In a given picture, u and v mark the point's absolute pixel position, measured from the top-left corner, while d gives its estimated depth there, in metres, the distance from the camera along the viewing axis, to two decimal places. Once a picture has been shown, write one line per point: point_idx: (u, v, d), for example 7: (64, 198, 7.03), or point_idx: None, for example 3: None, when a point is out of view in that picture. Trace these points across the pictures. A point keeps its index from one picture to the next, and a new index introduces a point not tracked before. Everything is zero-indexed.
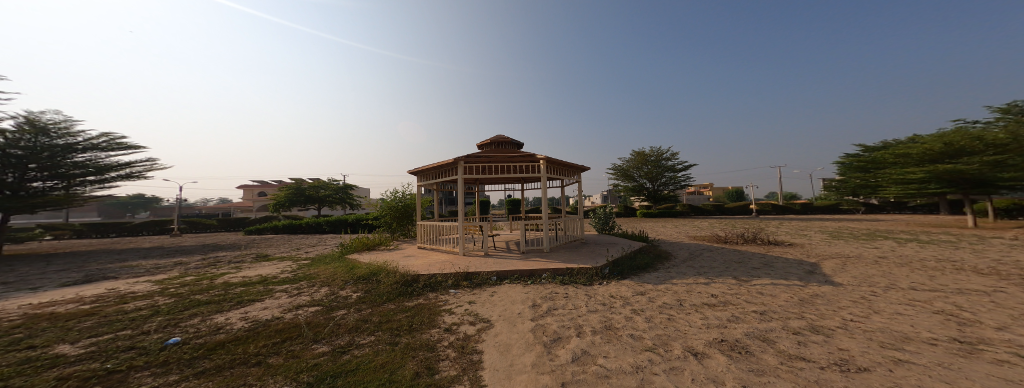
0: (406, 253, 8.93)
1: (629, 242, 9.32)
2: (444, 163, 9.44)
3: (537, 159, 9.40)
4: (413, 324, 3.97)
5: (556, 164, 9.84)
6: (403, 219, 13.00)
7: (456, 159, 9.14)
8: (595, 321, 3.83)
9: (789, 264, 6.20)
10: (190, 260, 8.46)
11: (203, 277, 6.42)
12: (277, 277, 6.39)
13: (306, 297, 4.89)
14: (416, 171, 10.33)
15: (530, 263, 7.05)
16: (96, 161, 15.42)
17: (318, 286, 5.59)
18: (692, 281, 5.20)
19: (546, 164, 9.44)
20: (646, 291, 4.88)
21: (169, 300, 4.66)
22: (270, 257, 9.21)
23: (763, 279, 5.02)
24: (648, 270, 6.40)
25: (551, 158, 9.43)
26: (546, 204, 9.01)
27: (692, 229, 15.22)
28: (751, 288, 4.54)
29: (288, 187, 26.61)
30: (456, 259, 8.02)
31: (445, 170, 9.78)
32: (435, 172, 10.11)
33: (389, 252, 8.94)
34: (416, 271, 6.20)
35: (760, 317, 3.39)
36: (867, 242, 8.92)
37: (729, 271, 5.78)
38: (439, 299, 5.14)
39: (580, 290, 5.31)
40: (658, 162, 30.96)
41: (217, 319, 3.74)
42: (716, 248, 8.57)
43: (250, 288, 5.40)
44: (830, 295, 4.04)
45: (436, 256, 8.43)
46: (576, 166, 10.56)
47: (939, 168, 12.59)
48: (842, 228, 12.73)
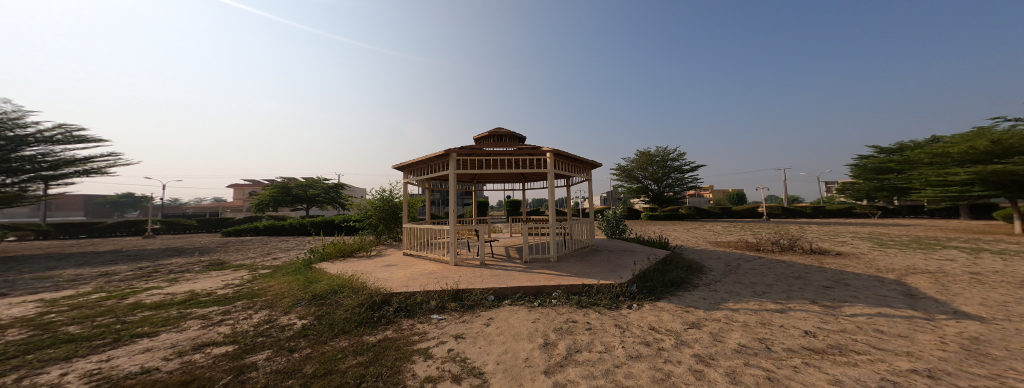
0: (386, 261, 7.51)
1: (650, 249, 7.96)
2: (433, 157, 8.01)
3: (543, 152, 8.03)
4: (364, 381, 2.57)
5: (565, 159, 8.49)
6: (389, 222, 11.56)
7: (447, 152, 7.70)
8: (648, 382, 2.45)
9: (869, 282, 4.83)
10: (124, 269, 7.02)
11: (115, 294, 4.98)
12: (211, 295, 4.96)
13: (226, 328, 3.50)
14: (402, 166, 8.89)
15: (536, 277, 5.70)
16: (49, 156, 14.06)
17: (253, 309, 4.17)
18: (760, 307, 3.83)
19: (553, 158, 8.04)
20: (702, 323, 3.51)
21: (20, 336, 3.23)
22: (226, 265, 7.79)
23: (860, 306, 3.64)
24: (686, 288, 5.03)
25: (560, 152, 8.05)
26: (554, 205, 7.64)
27: (708, 234, 13.88)
28: (857, 321, 3.17)
29: (274, 186, 24.97)
30: (445, 269, 6.61)
31: (435, 165, 8.34)
32: (423, 167, 8.65)
33: (367, 260, 7.52)
34: (391, 289, 4.82)
35: (936, 384, 2.01)
36: (931, 252, 7.56)
37: (799, 291, 4.40)
38: (415, 331, 3.76)
39: (606, 320, 3.94)
40: (665, 163, 29.73)
41: (41, 379, 2.33)
42: (755, 258, 7.19)
43: (159, 312, 3.99)
44: (997, 338, 2.66)
45: (421, 266, 7.05)
46: (586, 163, 9.20)
47: (987, 167, 11.34)
48: (879, 234, 11.47)
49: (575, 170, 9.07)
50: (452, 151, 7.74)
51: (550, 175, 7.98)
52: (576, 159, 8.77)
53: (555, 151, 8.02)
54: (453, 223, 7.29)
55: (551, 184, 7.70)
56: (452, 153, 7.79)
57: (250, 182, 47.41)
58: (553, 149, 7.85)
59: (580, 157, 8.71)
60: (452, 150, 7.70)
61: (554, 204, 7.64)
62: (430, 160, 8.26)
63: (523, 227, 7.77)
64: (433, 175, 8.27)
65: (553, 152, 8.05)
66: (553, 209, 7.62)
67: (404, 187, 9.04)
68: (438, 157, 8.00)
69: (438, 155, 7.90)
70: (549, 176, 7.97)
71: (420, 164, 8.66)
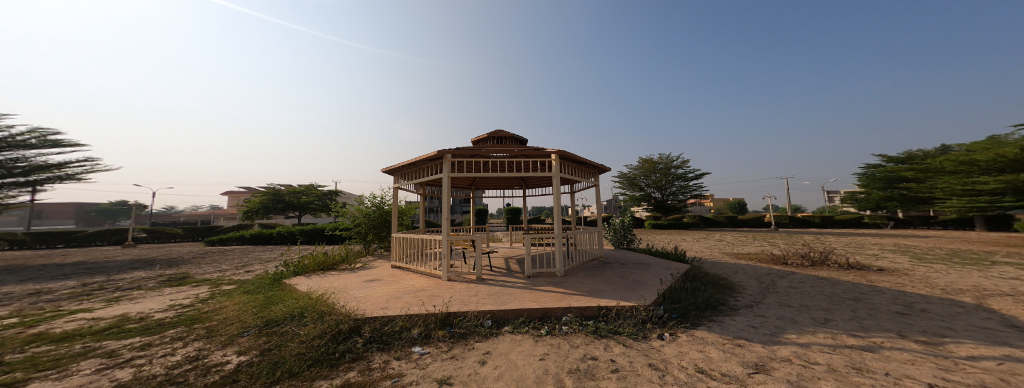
0: (369, 275, 6.63)
1: (668, 263, 7.06)
2: (425, 159, 7.15)
3: (547, 153, 7.21)
4: None
5: (572, 162, 7.70)
6: (379, 231, 10.68)
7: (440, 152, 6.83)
8: None
9: (948, 307, 3.96)
10: (66, 286, 6.12)
11: (28, 320, 4.08)
12: (144, 320, 4.06)
13: (129, 371, 2.60)
14: (391, 170, 8.01)
15: (541, 297, 4.83)
16: (21, 161, 13.17)
17: (184, 341, 3.28)
18: (835, 339, 2.95)
19: (558, 161, 7.24)
20: (767, 363, 2.63)
21: None
22: (187, 280, 6.87)
23: (970, 343, 2.77)
24: (724, 308, 4.15)
25: (567, 153, 7.23)
26: (560, 212, 6.80)
27: (722, 244, 13.02)
28: (992, 371, 2.29)
29: (265, 193, 23.99)
30: (435, 286, 5.72)
31: (427, 168, 7.47)
32: (414, 171, 7.79)
33: (348, 274, 6.63)
34: (365, 313, 3.93)
35: None
36: (985, 268, 6.70)
37: (871, 318, 3.54)
38: (386, 373, 2.86)
39: (635, 357, 3.06)
40: (668, 171, 29.06)
41: None
42: (789, 274, 6.32)
43: (57, 347, 3.09)
44: None
45: (409, 282, 6.16)
46: (594, 166, 8.39)
47: (1021, 176, 10.62)
48: (909, 247, 10.66)
49: (583, 175, 8.25)
50: (445, 151, 6.88)
51: (556, 179, 7.14)
52: (583, 162, 7.96)
53: (561, 153, 7.20)
54: (446, 233, 6.42)
55: (557, 189, 6.87)
56: (446, 154, 6.95)
57: (243, 189, 46.40)
58: (558, 150, 7.03)
59: (588, 160, 7.90)
60: (446, 150, 6.83)
61: (561, 212, 6.79)
62: (422, 162, 7.40)
63: (525, 238, 6.89)
64: (425, 179, 7.37)
65: (558, 154, 7.23)
66: (560, 217, 6.76)
67: (394, 193, 8.16)
68: (431, 158, 7.14)
69: (430, 157, 7.04)
70: (554, 180, 7.13)
71: (411, 167, 7.79)
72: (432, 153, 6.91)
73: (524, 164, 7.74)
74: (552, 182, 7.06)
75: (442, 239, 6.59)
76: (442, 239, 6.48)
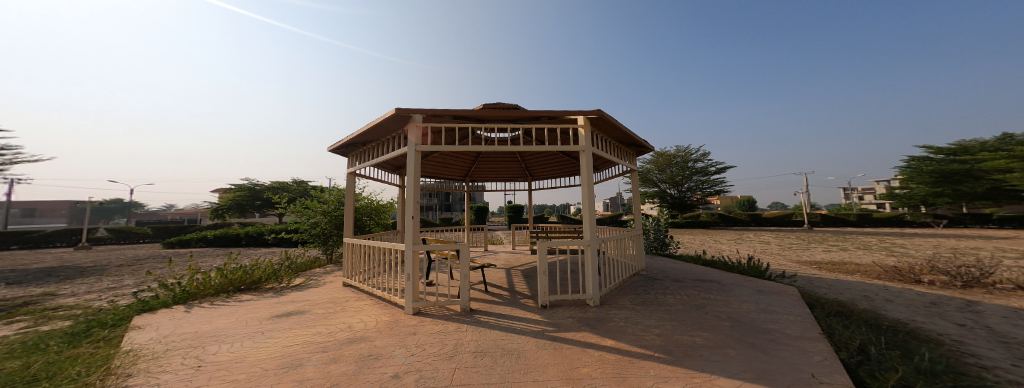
0: (292, 304, 4.22)
1: (758, 283, 4.59)
2: (380, 125, 4.42)
3: (573, 115, 4.54)
4: None
5: (607, 132, 5.13)
6: (339, 229, 8.20)
7: (399, 112, 4.08)
8: None
9: None
10: None
11: None
12: None
13: None
14: (338, 147, 5.32)
15: (582, 372, 2.39)
16: None
17: None
18: None
19: (590, 129, 4.67)
20: None
21: None
22: (23, 309, 4.52)
23: None
24: None
25: (605, 117, 4.59)
26: (591, 206, 4.38)
27: (777, 249, 10.56)
28: None
29: (241, 188, 21.66)
30: (386, 332, 3.31)
31: (387, 141, 4.79)
32: (371, 146, 5.13)
33: (258, 303, 4.22)
34: None
35: None
36: None
37: None
38: None
39: None
40: (686, 164, 26.52)
41: None
42: (975, 307, 3.86)
43: None
44: None
45: (349, 318, 3.77)
46: (638, 143, 5.75)
47: None
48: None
49: (619, 155, 5.70)
50: (410, 109, 4.14)
51: (585, 155, 4.59)
52: (625, 135, 5.35)
53: (598, 115, 4.50)
54: (411, 240, 3.93)
55: (587, 171, 4.38)
56: (411, 114, 4.24)
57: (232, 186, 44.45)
58: (595, 110, 4.35)
59: (633, 132, 5.28)
60: (409, 108, 4.09)
61: (593, 206, 4.30)
62: (378, 132, 4.71)
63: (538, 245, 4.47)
64: (385, 158, 4.73)
65: (593, 116, 4.55)
66: (593, 213, 4.28)
67: (349, 181, 5.60)
68: (389, 123, 4.43)
69: (387, 121, 4.30)
70: (585, 157, 4.56)
71: (365, 141, 5.10)
72: (387, 115, 4.18)
73: (535, 133, 5.13)
74: (579, 158, 4.53)
75: (405, 248, 4.09)
76: (405, 250, 4.00)
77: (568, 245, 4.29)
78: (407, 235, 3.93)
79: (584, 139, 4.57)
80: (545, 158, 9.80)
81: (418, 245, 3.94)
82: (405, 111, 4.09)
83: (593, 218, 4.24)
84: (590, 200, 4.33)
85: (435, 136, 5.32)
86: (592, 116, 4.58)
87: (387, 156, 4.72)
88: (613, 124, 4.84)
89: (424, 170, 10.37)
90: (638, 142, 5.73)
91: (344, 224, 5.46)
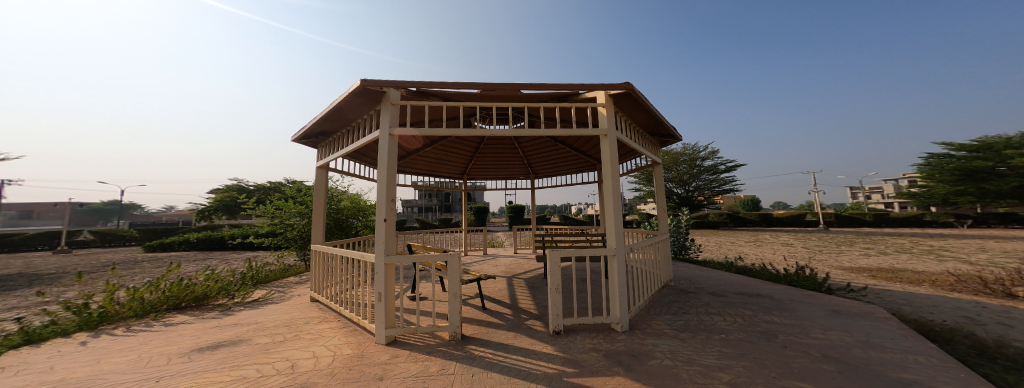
0: (233, 328, 3.27)
1: (828, 303, 3.61)
2: (345, 102, 3.39)
3: (593, 89, 3.51)
4: None
5: (631, 113, 4.13)
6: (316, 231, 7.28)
7: (366, 85, 3.05)
8: None
9: None
10: None
11: None
12: None
13: None
14: (302, 134, 4.33)
15: None
16: None
17: None
18: None
19: (612, 108, 3.66)
20: None
21: None
22: None
23: None
24: None
25: (634, 94, 3.58)
26: (619, 203, 3.37)
27: (804, 252, 9.61)
28: None
29: (230, 189, 20.81)
30: (341, 377, 2.35)
31: (360, 125, 3.79)
32: (342, 132, 4.14)
33: (188, 328, 3.27)
34: None
35: None
36: None
37: None
38: None
39: None
40: (694, 163, 25.54)
41: None
42: None
43: None
44: None
45: (299, 349, 2.82)
46: (665, 131, 4.77)
47: None
48: None
49: (643, 144, 4.73)
50: (379, 81, 3.10)
51: (608, 141, 3.58)
52: (654, 120, 4.36)
53: (626, 91, 3.50)
54: (382, 252, 2.95)
55: (611, 160, 3.41)
56: (383, 88, 3.21)
57: None
58: (624, 82, 3.34)
59: (662, 116, 4.29)
60: (378, 79, 3.05)
61: (620, 205, 3.31)
62: (345, 112, 3.70)
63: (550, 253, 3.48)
64: (358, 146, 3.73)
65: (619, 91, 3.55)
66: (620, 214, 3.30)
67: (319, 177, 4.61)
68: (356, 100, 3.40)
69: (353, 96, 3.28)
70: (608, 143, 3.55)
71: (334, 125, 4.08)
72: (350, 89, 3.17)
73: (544, 114, 4.13)
74: (600, 145, 3.56)
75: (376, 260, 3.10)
76: (373, 264, 3.01)
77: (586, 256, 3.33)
78: (377, 244, 2.94)
79: (607, 121, 3.59)
80: (550, 153, 8.86)
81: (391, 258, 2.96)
82: (373, 84, 3.06)
83: (620, 220, 3.28)
84: (616, 197, 3.34)
85: (421, 118, 4.30)
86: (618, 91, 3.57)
87: (359, 143, 3.73)
88: (642, 103, 3.84)
89: (416, 167, 9.45)
90: (666, 128, 4.73)
91: (311, 227, 4.49)
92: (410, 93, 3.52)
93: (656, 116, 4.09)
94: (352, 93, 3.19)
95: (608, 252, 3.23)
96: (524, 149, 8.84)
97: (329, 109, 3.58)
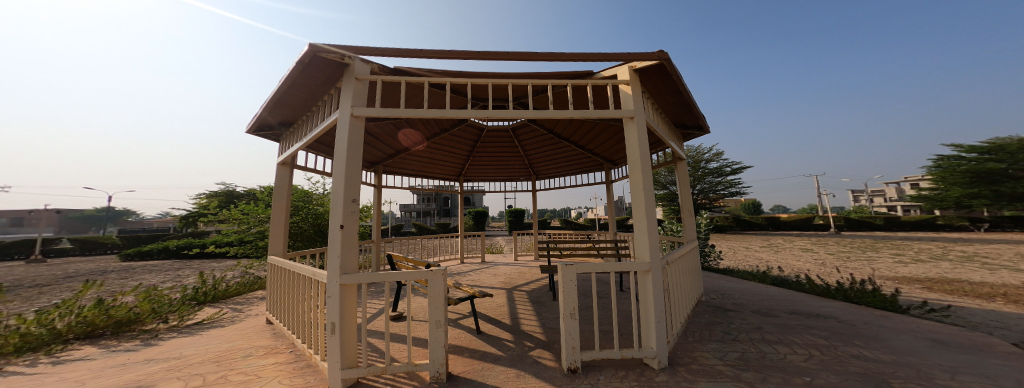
0: (145, 366, 2.47)
1: (921, 334, 2.84)
2: (297, 77, 2.59)
3: (616, 57, 2.62)
4: None
5: (658, 96, 3.33)
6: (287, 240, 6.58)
7: (317, 50, 2.25)
8: None
9: None
10: None
11: None
12: None
13: None
14: (257, 125, 3.51)
15: None
16: None
17: None
18: None
19: (640, 85, 2.84)
20: None
21: None
22: None
23: None
24: None
25: (667, 68, 2.78)
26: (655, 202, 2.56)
27: (832, 258, 8.83)
28: None
29: (217, 194, 19.94)
30: None
31: (321, 110, 2.97)
32: (303, 121, 3.33)
33: (84, 367, 2.46)
34: None
35: None
36: None
37: None
38: None
39: None
40: (699, 165, 24.86)
41: None
42: None
43: None
44: None
45: None
46: (693, 121, 4.01)
47: None
48: None
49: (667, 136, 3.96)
50: (336, 47, 2.28)
51: (633, 125, 2.70)
52: (683, 105, 3.57)
53: (658, 64, 2.70)
54: (337, 269, 2.11)
55: (642, 147, 2.60)
56: (343, 58, 2.40)
57: None
58: (657, 51, 2.51)
59: (694, 102, 3.52)
60: (333, 44, 2.25)
61: (655, 206, 2.52)
62: (301, 93, 2.89)
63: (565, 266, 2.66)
64: (317, 136, 2.90)
65: (649, 65, 2.75)
66: (655, 217, 2.50)
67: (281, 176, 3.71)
68: (312, 76, 2.61)
69: (305, 68, 2.48)
70: (633, 127, 2.70)
71: (293, 113, 3.27)
72: (299, 58, 2.37)
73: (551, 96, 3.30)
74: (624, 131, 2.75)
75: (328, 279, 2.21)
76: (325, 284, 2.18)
77: (610, 272, 2.53)
78: (329, 258, 2.11)
79: (632, 102, 2.76)
80: (553, 152, 8.11)
81: (348, 278, 2.12)
82: (327, 49, 2.25)
83: (655, 226, 2.49)
84: (648, 195, 2.56)
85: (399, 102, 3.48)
86: (647, 64, 2.75)
87: (317, 133, 2.91)
88: (675, 82, 3.03)
89: (409, 167, 8.71)
90: (697, 118, 3.92)
91: (268, 240, 3.50)
92: (382, 67, 2.71)
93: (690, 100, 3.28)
94: (300, 64, 2.39)
95: (640, 267, 2.44)
96: (525, 147, 8.10)
97: (279, 89, 2.78)
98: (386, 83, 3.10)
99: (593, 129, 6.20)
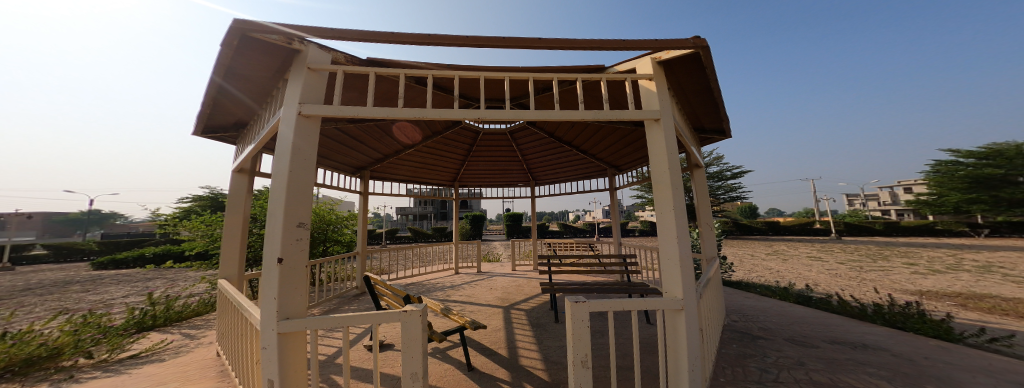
0: None
1: (998, 376, 2.40)
2: (228, 63, 2.07)
3: (641, 46, 2.15)
4: None
5: (681, 94, 2.86)
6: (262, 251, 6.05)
7: (247, 29, 1.75)
8: None
9: None
10: None
11: None
12: None
13: None
14: (205, 126, 2.98)
15: None
16: None
17: None
18: None
19: (663, 80, 2.36)
20: None
21: None
22: None
23: None
24: None
25: (698, 60, 2.31)
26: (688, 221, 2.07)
27: (844, 269, 8.44)
28: None
29: (201, 199, 19.13)
30: None
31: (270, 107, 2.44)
32: (255, 121, 2.80)
33: None
34: None
35: None
36: None
37: None
38: None
39: None
40: None
41: None
42: None
43: None
44: None
45: None
46: (714, 124, 3.57)
47: None
48: None
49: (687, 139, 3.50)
50: (275, 26, 1.78)
51: (656, 127, 2.23)
52: (707, 105, 3.11)
53: (688, 55, 2.23)
54: (274, 313, 1.58)
55: (670, 154, 2.12)
56: (289, 41, 1.89)
57: None
58: (692, 39, 2.04)
59: (721, 103, 3.06)
60: (270, 22, 1.75)
61: (688, 227, 2.03)
62: (243, 86, 2.37)
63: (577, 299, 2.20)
64: (265, 138, 2.37)
65: (677, 56, 2.28)
66: (688, 241, 2.01)
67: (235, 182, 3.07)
68: (249, 62, 2.09)
69: (236, 52, 1.96)
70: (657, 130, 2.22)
71: (243, 109, 2.75)
72: (225, 40, 1.85)
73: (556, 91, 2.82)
74: (647, 134, 2.26)
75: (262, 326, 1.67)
76: (260, 331, 1.66)
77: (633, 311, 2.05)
78: (263, 298, 1.58)
79: (655, 100, 2.28)
80: (553, 157, 7.63)
81: (288, 324, 1.58)
82: (262, 28, 1.76)
83: (688, 253, 1.99)
84: (680, 215, 2.04)
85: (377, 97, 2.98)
86: (675, 55, 2.29)
87: (265, 135, 2.39)
88: (705, 76, 2.56)
89: (399, 173, 8.15)
90: (720, 120, 3.46)
91: (217, 258, 2.93)
92: (348, 56, 2.23)
93: (719, 100, 2.81)
94: (225, 49, 1.88)
95: (670, 305, 1.95)
96: (524, 152, 7.62)
97: (213, 81, 2.27)
98: (358, 76, 2.60)
99: (598, 133, 5.74)
